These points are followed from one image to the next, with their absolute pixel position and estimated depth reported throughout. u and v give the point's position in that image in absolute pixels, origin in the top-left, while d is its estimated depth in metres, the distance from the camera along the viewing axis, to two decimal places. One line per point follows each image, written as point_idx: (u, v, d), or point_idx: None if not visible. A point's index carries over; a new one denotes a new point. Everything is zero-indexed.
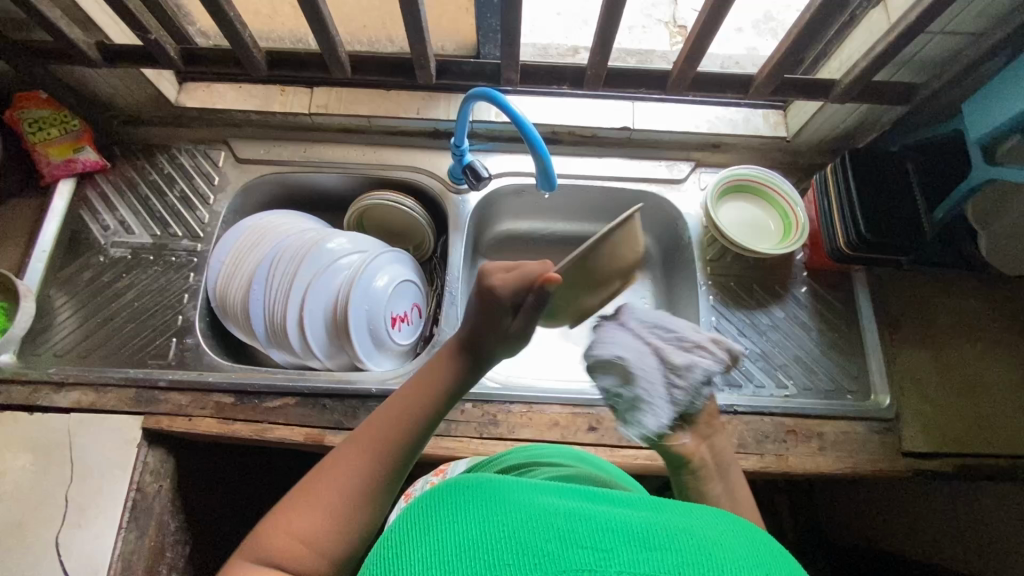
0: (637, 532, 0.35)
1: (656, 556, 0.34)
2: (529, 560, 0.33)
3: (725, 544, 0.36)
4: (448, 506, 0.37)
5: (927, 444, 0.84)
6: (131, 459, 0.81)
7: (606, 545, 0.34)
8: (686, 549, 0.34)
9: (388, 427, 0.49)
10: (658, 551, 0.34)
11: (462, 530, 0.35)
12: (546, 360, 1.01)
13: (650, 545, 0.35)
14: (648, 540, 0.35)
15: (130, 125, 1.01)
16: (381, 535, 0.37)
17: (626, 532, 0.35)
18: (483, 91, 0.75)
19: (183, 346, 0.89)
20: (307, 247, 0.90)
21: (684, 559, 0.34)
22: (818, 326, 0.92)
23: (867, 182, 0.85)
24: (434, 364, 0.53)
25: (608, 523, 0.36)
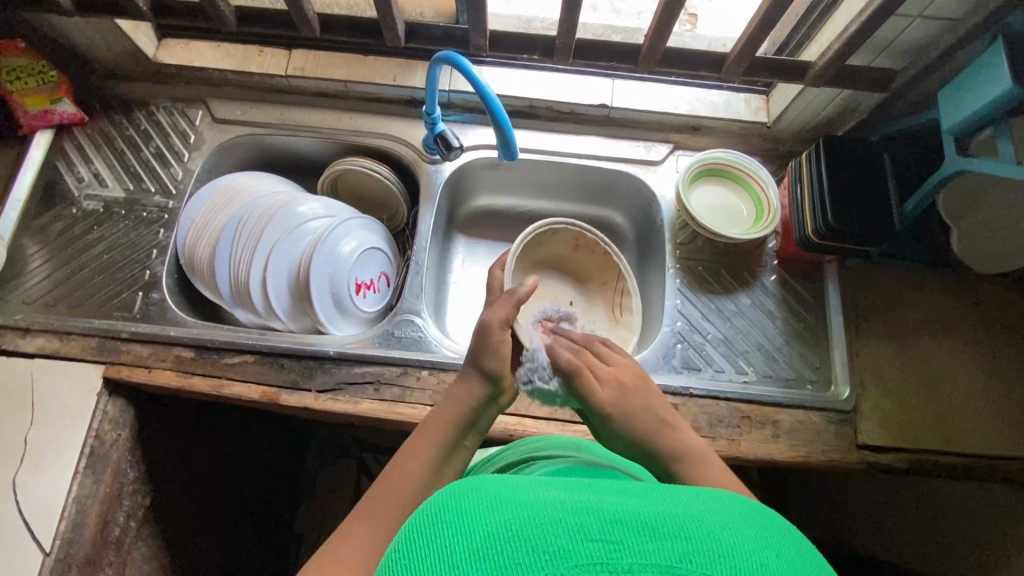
0: (646, 521, 0.34)
1: (666, 545, 0.33)
2: (541, 556, 0.33)
3: (732, 528, 0.35)
4: (451, 509, 0.36)
5: (883, 438, 0.83)
6: (90, 407, 0.83)
7: (618, 537, 0.33)
8: (697, 537, 0.34)
9: (421, 451, 0.60)
10: (672, 540, 0.34)
11: (469, 534, 0.34)
12: None
13: (659, 534, 0.34)
14: (658, 529, 0.34)
15: (110, 80, 1.01)
16: (389, 549, 0.36)
17: (635, 520, 0.34)
18: (447, 54, 0.74)
19: (148, 300, 0.90)
20: (275, 208, 0.91)
21: (694, 546, 0.33)
22: (784, 314, 0.91)
23: (840, 169, 0.83)
24: (452, 398, 0.66)
25: (615, 514, 0.35)
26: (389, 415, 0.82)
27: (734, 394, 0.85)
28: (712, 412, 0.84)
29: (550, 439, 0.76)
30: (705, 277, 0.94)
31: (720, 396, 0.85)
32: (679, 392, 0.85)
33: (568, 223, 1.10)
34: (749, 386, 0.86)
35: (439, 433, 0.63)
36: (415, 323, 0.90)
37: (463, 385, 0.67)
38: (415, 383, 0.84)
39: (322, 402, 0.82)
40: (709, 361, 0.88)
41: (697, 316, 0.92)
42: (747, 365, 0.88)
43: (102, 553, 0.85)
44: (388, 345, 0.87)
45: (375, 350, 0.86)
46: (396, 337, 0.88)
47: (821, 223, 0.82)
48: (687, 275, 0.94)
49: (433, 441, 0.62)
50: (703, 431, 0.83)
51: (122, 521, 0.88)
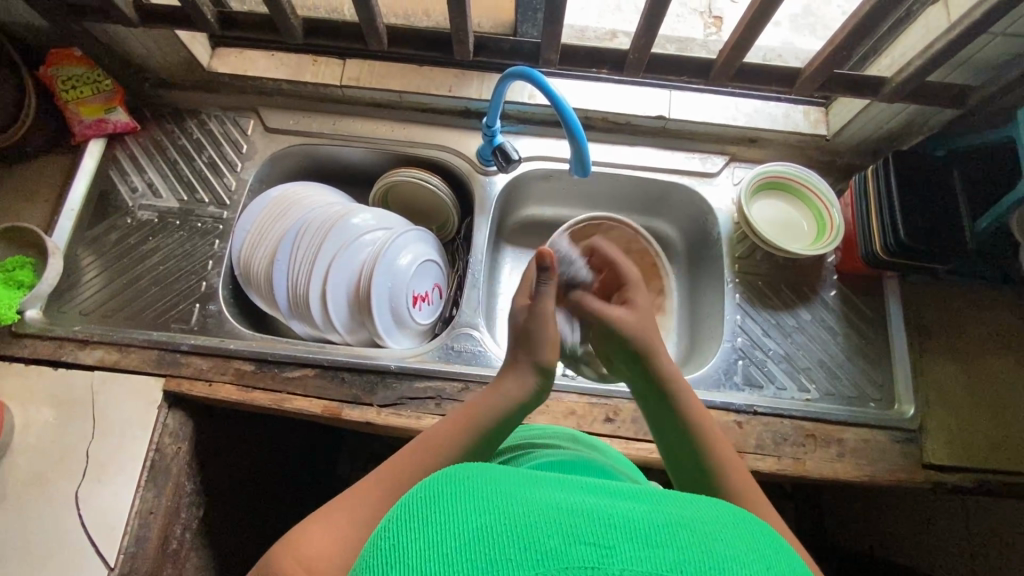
0: (637, 525, 0.32)
1: (661, 552, 0.31)
2: (532, 556, 0.30)
3: (727, 539, 0.33)
4: (440, 498, 0.35)
5: (949, 457, 0.82)
6: (151, 420, 0.82)
7: (609, 542, 0.31)
8: (688, 546, 0.32)
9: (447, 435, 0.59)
10: (662, 548, 0.31)
11: (458, 521, 0.33)
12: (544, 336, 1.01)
13: (654, 540, 0.32)
14: (651, 535, 0.32)
15: (162, 89, 1.01)
16: (376, 529, 0.34)
17: (627, 523, 0.32)
18: (523, 69, 0.73)
19: (206, 312, 0.90)
20: (332, 221, 0.90)
21: (688, 555, 0.31)
22: (844, 331, 0.90)
23: (910, 186, 0.82)
24: (508, 380, 0.65)
25: (610, 518, 0.33)
26: None
27: (799, 412, 0.84)
28: (776, 430, 0.83)
29: (542, 430, 0.75)
30: (765, 292, 0.93)
31: (784, 414, 0.84)
32: (742, 409, 0.84)
33: None
34: (812, 404, 0.86)
35: (470, 419, 0.61)
36: (474, 337, 0.89)
37: (515, 374, 0.65)
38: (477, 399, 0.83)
39: (384, 417, 0.82)
40: (771, 379, 0.88)
41: (757, 332, 0.91)
42: (809, 382, 0.88)
43: (162, 566, 0.84)
44: (448, 360, 0.87)
45: (435, 364, 0.86)
46: (455, 350, 0.88)
47: (891, 241, 0.80)
48: (746, 291, 0.93)
49: (459, 431, 0.59)
50: (768, 449, 0.83)
51: (179, 534, 0.87)
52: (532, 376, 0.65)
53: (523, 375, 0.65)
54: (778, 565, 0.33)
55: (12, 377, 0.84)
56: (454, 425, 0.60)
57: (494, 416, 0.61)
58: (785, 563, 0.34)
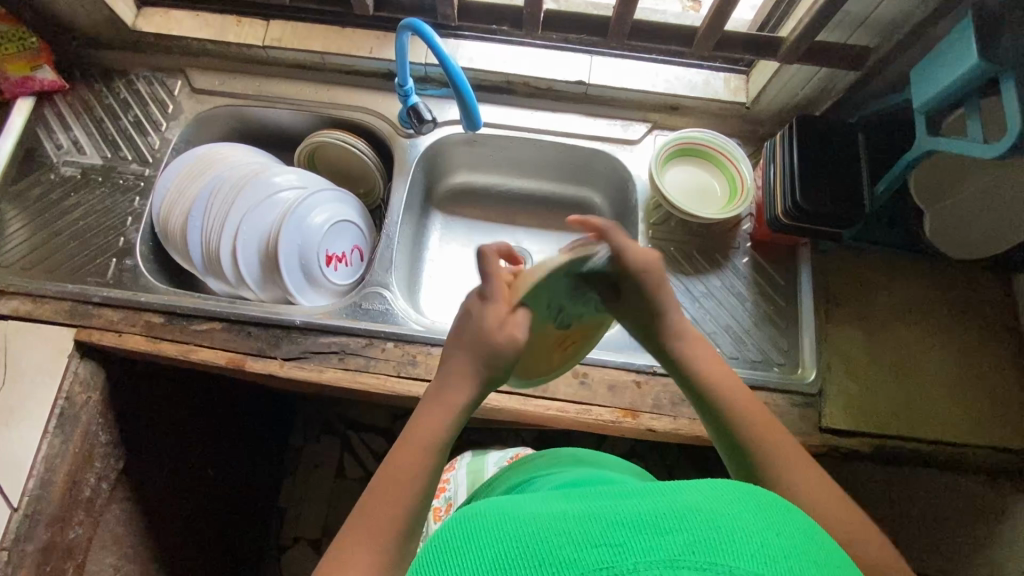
0: (644, 519, 0.34)
1: (670, 541, 0.33)
2: (550, 566, 0.33)
3: (728, 513, 0.35)
4: (459, 537, 0.37)
5: (848, 422, 0.83)
6: (61, 368, 0.84)
7: (619, 539, 0.33)
8: (696, 526, 0.34)
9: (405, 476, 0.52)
10: (671, 533, 0.33)
11: (480, 557, 0.35)
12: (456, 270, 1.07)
13: (663, 529, 0.34)
14: (655, 524, 0.34)
15: (90, 49, 1.02)
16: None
17: (634, 519, 0.34)
18: (412, 22, 0.73)
19: (122, 266, 0.91)
20: (248, 177, 0.92)
21: (696, 536, 0.33)
22: (754, 297, 0.91)
23: (811, 150, 0.82)
24: (451, 387, 0.55)
25: (616, 517, 0.35)
26: (352, 385, 0.82)
27: None
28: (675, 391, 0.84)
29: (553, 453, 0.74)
30: (676, 257, 0.93)
31: None
32: (643, 369, 0.84)
33: (545, 203, 1.12)
34: None
35: (428, 442, 0.54)
36: (384, 297, 0.90)
37: (455, 389, 0.55)
38: (380, 354, 0.84)
39: (287, 369, 0.83)
40: None
41: None
42: (715, 346, 0.88)
43: (72, 512, 0.86)
44: (355, 317, 0.88)
45: (342, 321, 0.87)
46: (363, 309, 0.89)
47: (789, 203, 0.81)
48: (658, 256, 0.94)
49: (420, 464, 0.53)
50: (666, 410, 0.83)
51: (93, 482, 0.89)
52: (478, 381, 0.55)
53: (468, 387, 0.55)
54: (782, 527, 0.36)
55: None
56: (416, 456, 0.52)
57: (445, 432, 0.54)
58: (795, 523, 0.36)
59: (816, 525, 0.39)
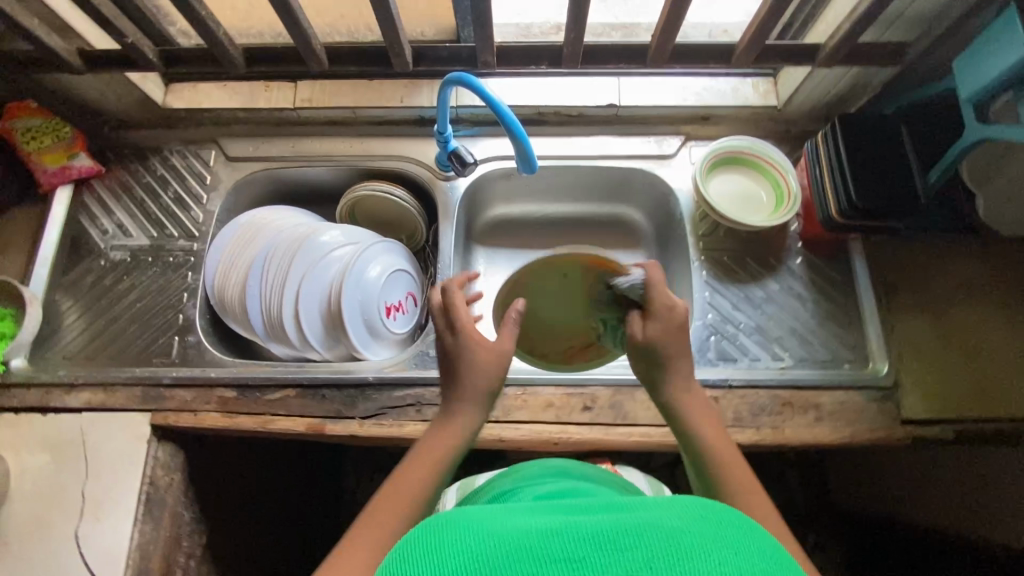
0: (606, 535, 0.38)
1: (627, 555, 0.37)
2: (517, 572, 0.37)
3: (690, 529, 0.39)
4: (434, 538, 0.41)
5: (927, 411, 0.84)
6: (142, 454, 0.84)
7: (578, 556, 0.37)
8: (654, 544, 0.38)
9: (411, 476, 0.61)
10: (627, 551, 0.37)
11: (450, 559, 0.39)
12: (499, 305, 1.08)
13: (621, 546, 0.38)
14: (616, 541, 0.38)
15: (122, 130, 1.02)
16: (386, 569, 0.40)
17: (594, 535, 0.39)
18: (458, 75, 0.74)
19: (185, 343, 0.91)
20: (300, 240, 0.92)
21: (653, 554, 0.37)
22: (813, 297, 0.91)
23: (858, 148, 0.83)
24: (459, 410, 0.67)
25: (584, 535, 0.39)
26: None
27: (773, 381, 0.86)
28: (753, 401, 0.85)
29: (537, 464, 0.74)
30: (730, 266, 0.94)
31: (759, 384, 0.86)
32: (718, 384, 0.85)
33: (584, 225, 1.13)
34: (786, 371, 0.87)
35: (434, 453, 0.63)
36: None
37: (460, 412, 0.67)
38: None
39: (367, 428, 0.83)
40: (744, 351, 0.89)
41: (728, 306, 0.92)
42: (783, 350, 0.89)
43: None
44: (425, 366, 0.88)
45: (413, 372, 0.87)
46: (431, 357, 0.89)
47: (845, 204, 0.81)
48: (712, 267, 0.94)
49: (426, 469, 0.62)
50: (747, 421, 0.84)
51: (184, 562, 0.89)
52: (480, 401, 0.67)
53: (473, 411, 0.67)
54: (738, 543, 0.39)
55: (3, 427, 0.86)
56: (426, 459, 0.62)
57: (451, 443, 0.65)
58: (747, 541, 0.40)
59: (773, 538, 0.42)
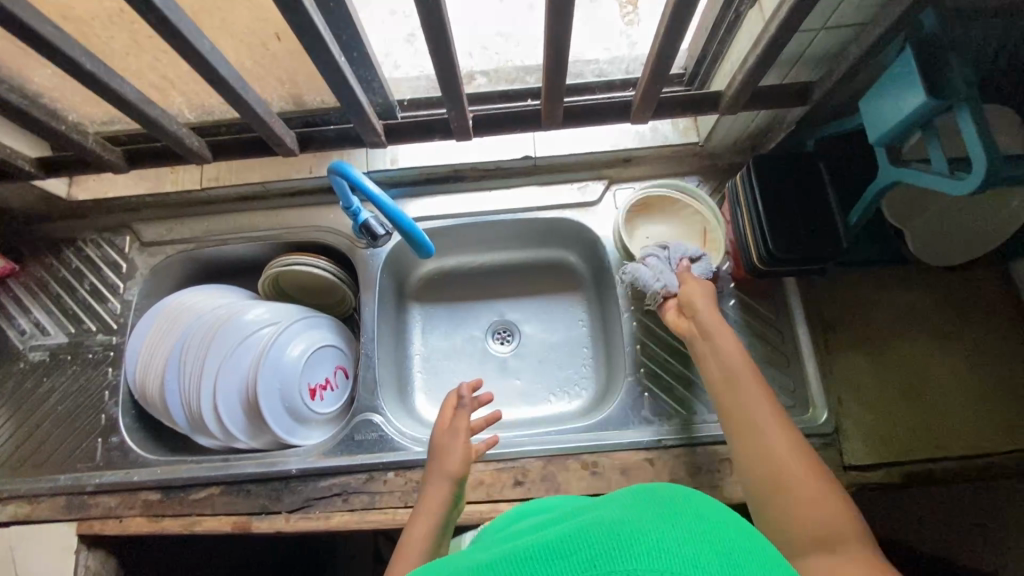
0: (548, 546, 0.31)
1: (570, 562, 0.30)
2: None
3: (638, 515, 0.31)
4: None
5: (868, 456, 0.80)
6: (71, 566, 0.82)
7: (524, 573, 0.30)
8: (598, 538, 0.30)
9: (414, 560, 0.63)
10: (566, 559, 0.30)
11: None
12: (438, 366, 1.06)
13: (560, 553, 0.30)
14: (552, 549, 0.31)
15: (33, 224, 1.00)
16: None
17: (538, 551, 0.31)
18: (338, 166, 0.72)
19: (109, 445, 0.89)
20: (217, 326, 0.90)
21: (599, 547, 0.29)
22: (749, 340, 0.88)
23: (775, 191, 0.78)
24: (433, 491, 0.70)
25: (530, 552, 0.31)
26: (361, 525, 0.80)
27: (708, 438, 0.83)
28: (689, 460, 0.82)
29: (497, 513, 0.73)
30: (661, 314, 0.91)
31: (695, 442, 0.83)
32: (651, 445, 0.83)
33: (520, 272, 1.09)
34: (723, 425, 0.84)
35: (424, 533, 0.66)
36: (375, 422, 0.87)
37: (435, 492, 0.70)
38: (382, 488, 0.82)
39: (294, 523, 0.81)
40: (679, 406, 0.86)
41: (661, 359, 0.89)
42: None
43: None
44: (350, 451, 0.85)
45: (337, 459, 0.85)
46: (357, 441, 0.86)
47: (763, 252, 0.78)
48: (644, 317, 0.91)
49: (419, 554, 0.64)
50: (684, 481, 0.81)
51: None
52: (451, 483, 0.71)
53: (445, 486, 0.71)
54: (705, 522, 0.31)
55: None
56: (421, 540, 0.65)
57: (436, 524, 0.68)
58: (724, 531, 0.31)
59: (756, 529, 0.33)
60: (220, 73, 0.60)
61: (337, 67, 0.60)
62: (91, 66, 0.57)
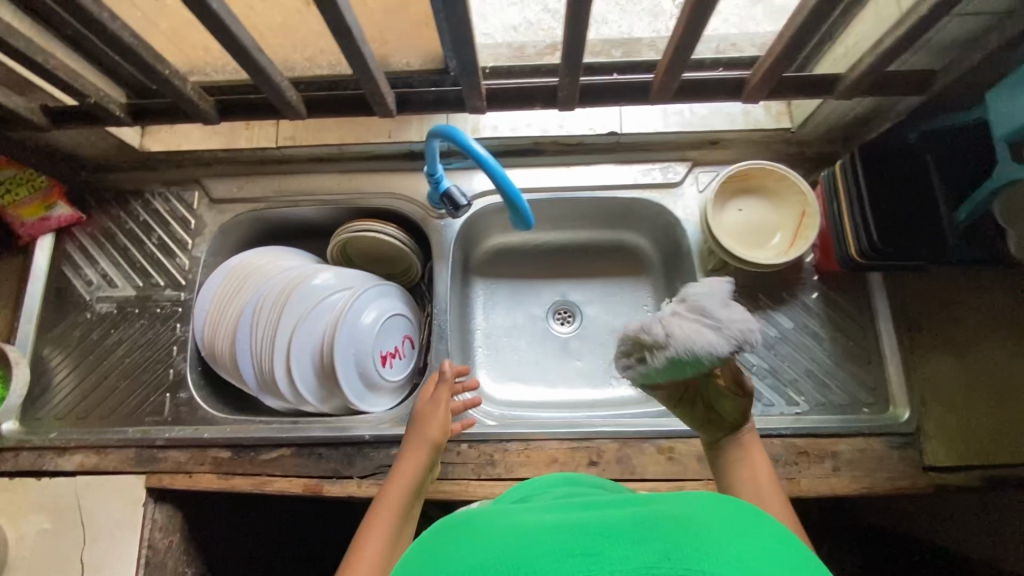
0: (621, 529, 0.34)
1: (646, 549, 0.33)
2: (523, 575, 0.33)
3: (715, 527, 0.34)
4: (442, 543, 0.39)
5: (951, 458, 0.80)
6: (139, 518, 0.82)
7: (594, 550, 0.33)
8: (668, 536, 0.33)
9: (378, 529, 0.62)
10: (636, 544, 0.33)
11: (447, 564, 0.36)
12: (501, 343, 1.04)
13: (635, 539, 0.33)
14: (628, 534, 0.34)
15: (101, 174, 0.98)
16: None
17: (612, 531, 0.34)
18: (447, 128, 0.71)
19: (177, 400, 0.88)
20: (290, 289, 0.88)
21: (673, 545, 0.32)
22: (830, 335, 0.87)
23: (880, 183, 0.77)
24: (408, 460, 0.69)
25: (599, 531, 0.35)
26: (434, 495, 0.80)
27: (788, 430, 0.82)
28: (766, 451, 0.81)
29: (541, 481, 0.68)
30: (742, 303, 0.89)
31: (774, 433, 0.82)
32: None
33: (586, 253, 1.08)
34: (802, 419, 0.83)
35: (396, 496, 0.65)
36: None
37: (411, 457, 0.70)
38: (456, 459, 0.81)
39: (366, 489, 0.81)
40: (757, 396, 0.85)
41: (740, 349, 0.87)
42: (798, 395, 0.85)
43: None
44: None
45: None
46: None
47: (864, 246, 0.76)
48: None
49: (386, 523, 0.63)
50: None
51: None
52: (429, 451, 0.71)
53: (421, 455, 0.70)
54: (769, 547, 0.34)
55: None
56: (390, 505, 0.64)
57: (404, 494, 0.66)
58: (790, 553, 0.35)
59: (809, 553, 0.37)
60: (344, 22, 0.58)
61: (466, 23, 0.58)
62: (215, 6, 0.55)
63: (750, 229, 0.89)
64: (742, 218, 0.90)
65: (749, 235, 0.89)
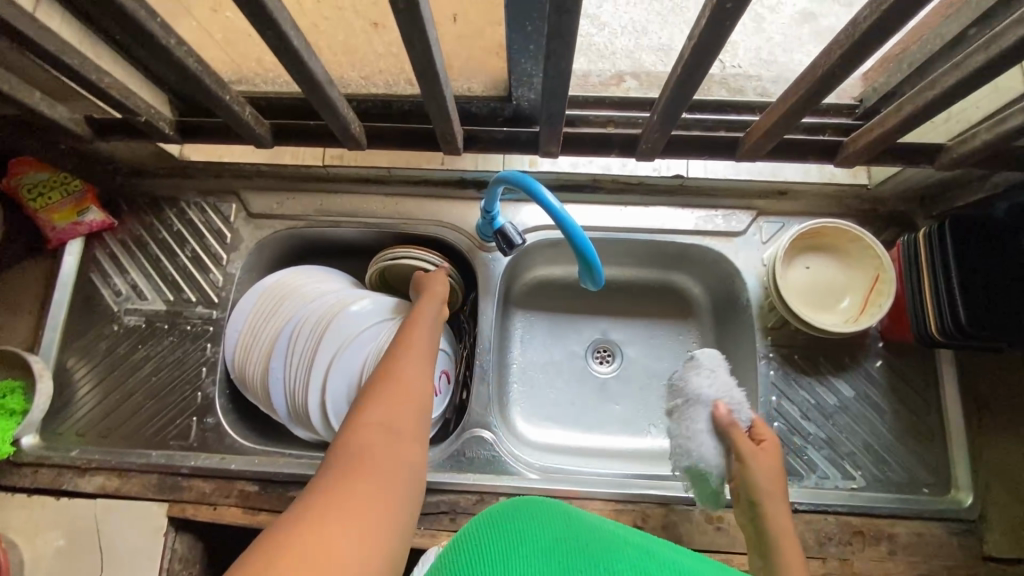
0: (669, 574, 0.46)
1: None
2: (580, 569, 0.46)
3: None
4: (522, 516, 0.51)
5: (1012, 549, 0.76)
6: (159, 549, 0.79)
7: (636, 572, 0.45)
8: None
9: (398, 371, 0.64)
10: None
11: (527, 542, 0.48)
12: (536, 381, 1.00)
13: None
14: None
15: (134, 179, 0.93)
16: (472, 528, 0.51)
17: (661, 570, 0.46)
18: (523, 176, 0.67)
19: (203, 426, 0.85)
20: (329, 316, 0.84)
21: None
22: (891, 407, 0.82)
23: (970, 260, 0.72)
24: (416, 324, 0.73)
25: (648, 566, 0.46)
26: None
27: (843, 507, 0.78)
28: (820, 528, 0.77)
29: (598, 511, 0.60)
30: (802, 365, 0.85)
31: (827, 509, 0.78)
32: None
33: (631, 291, 1.02)
34: (858, 494, 0.79)
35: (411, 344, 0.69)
36: (485, 440, 0.82)
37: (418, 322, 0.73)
38: None
39: None
40: (812, 467, 0.81)
41: (796, 415, 0.83)
42: (855, 469, 0.81)
43: None
44: (460, 469, 0.81)
45: (446, 475, 0.80)
46: (467, 458, 0.82)
47: (948, 326, 0.72)
48: (782, 365, 0.85)
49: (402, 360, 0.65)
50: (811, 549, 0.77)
51: None
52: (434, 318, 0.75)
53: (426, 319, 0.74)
54: None
55: (16, 509, 0.81)
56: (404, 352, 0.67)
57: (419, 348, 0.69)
58: None
59: None
60: (431, 61, 0.54)
61: (563, 74, 0.55)
62: (296, 40, 0.51)
63: (816, 291, 0.85)
64: (809, 278, 0.85)
65: (815, 298, 0.85)
